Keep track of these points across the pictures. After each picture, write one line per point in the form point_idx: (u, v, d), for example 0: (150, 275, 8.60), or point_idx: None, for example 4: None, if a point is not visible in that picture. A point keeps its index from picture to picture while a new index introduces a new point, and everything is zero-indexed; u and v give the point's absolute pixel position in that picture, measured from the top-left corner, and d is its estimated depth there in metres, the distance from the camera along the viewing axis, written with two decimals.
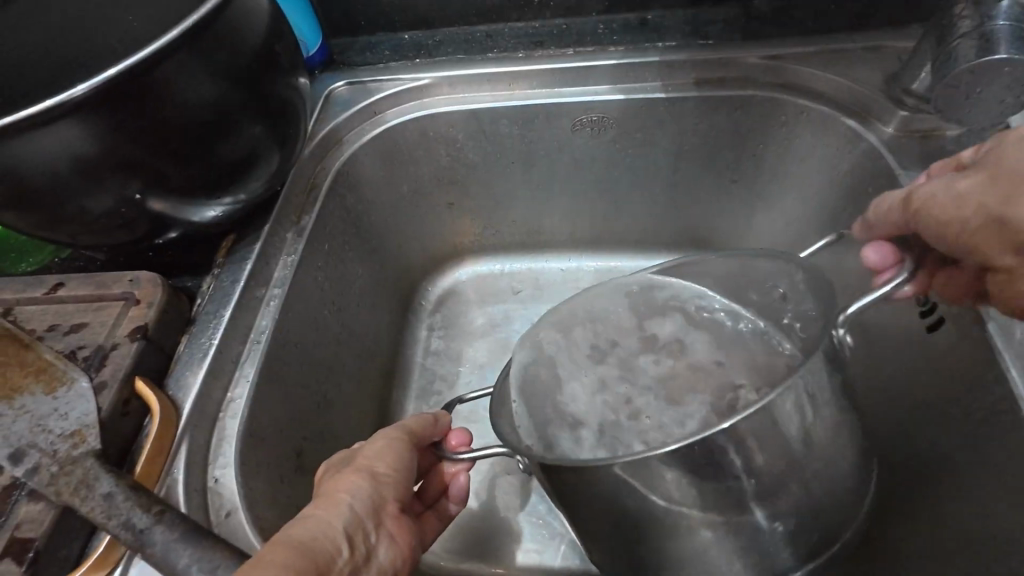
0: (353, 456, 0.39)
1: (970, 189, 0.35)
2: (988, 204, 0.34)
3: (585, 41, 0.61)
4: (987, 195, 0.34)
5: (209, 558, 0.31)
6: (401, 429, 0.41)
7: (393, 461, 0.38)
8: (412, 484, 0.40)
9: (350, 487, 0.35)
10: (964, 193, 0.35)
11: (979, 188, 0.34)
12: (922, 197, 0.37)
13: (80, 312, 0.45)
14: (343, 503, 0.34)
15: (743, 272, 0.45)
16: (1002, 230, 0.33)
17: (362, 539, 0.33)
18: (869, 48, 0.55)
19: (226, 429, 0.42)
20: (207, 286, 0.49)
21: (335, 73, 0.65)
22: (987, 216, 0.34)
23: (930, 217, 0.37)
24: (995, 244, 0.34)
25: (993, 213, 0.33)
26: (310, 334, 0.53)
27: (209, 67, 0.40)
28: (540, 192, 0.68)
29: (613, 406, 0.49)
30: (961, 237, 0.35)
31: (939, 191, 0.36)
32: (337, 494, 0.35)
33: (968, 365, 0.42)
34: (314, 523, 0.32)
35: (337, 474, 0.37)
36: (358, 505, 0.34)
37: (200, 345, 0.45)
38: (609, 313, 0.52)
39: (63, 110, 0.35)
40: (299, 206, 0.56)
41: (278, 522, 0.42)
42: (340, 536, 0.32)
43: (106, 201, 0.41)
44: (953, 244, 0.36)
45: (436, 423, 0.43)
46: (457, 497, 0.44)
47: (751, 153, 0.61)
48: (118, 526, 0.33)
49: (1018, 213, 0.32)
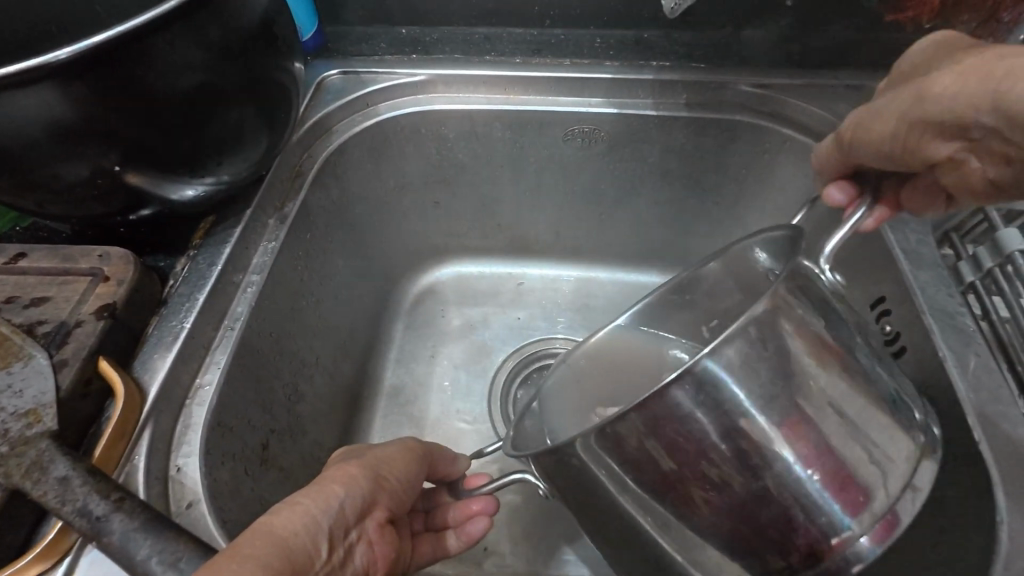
0: (365, 453, 0.39)
1: (887, 104, 0.37)
2: (905, 109, 0.36)
3: (581, 52, 0.62)
4: (901, 104, 0.36)
5: (171, 550, 0.30)
6: (419, 443, 0.43)
7: (397, 473, 0.39)
8: (406, 494, 0.39)
9: (346, 481, 0.35)
10: (883, 109, 0.38)
11: (895, 102, 0.37)
12: (851, 129, 0.40)
13: (42, 286, 0.43)
14: (336, 496, 0.34)
15: (739, 269, 0.48)
16: (926, 127, 0.35)
17: (341, 541, 0.32)
18: (852, 85, 0.57)
19: (193, 417, 0.41)
20: (182, 268, 0.48)
21: (329, 62, 0.63)
22: (908, 120, 0.36)
23: (862, 141, 0.39)
24: (929, 138, 0.36)
25: (911, 115, 0.36)
26: (285, 324, 0.52)
27: (201, 38, 0.39)
28: (527, 200, 0.68)
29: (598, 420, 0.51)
30: (897, 147, 0.37)
31: (864, 118, 0.39)
32: (333, 485, 0.34)
33: (929, 392, 0.44)
34: (302, 510, 0.31)
35: (341, 463, 0.37)
36: (348, 502, 0.34)
37: (171, 327, 0.43)
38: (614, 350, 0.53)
39: (45, 72, 0.34)
40: (284, 193, 0.55)
41: (237, 517, 0.41)
42: (324, 537, 0.31)
43: (81, 169, 0.39)
44: (893, 156, 0.38)
45: (456, 463, 0.46)
46: (465, 537, 0.45)
47: (733, 177, 0.63)
48: (73, 511, 0.31)
49: (930, 105, 0.34)
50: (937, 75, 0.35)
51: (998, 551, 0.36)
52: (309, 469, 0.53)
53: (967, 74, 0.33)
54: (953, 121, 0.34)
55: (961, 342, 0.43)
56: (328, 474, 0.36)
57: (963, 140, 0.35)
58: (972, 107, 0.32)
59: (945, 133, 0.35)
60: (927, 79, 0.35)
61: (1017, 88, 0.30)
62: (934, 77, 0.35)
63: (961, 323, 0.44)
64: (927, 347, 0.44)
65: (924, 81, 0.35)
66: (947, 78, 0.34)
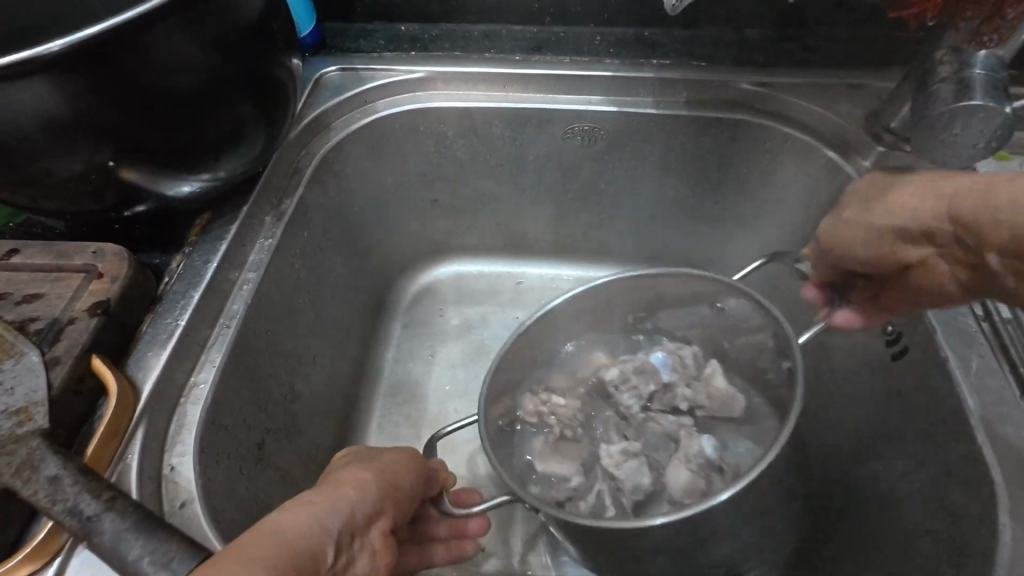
0: (372, 462, 0.39)
1: (853, 213, 0.39)
2: (871, 218, 0.38)
3: (581, 50, 0.62)
4: (868, 213, 0.38)
5: (162, 551, 0.29)
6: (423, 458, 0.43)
7: (403, 482, 0.39)
8: (408, 506, 0.39)
9: (356, 487, 0.35)
10: (850, 217, 0.39)
11: (861, 213, 0.39)
12: (825, 234, 0.41)
13: (34, 282, 0.42)
14: (347, 500, 0.34)
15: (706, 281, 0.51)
16: (894, 235, 0.37)
17: (345, 545, 0.31)
18: (853, 85, 0.57)
19: (187, 415, 0.41)
20: (177, 265, 0.47)
21: (328, 58, 0.63)
22: (875, 227, 0.37)
23: (837, 245, 0.40)
24: (896, 245, 0.37)
25: (877, 223, 0.37)
26: (282, 322, 0.51)
27: (197, 34, 0.39)
28: (526, 199, 0.68)
29: (551, 426, 0.54)
30: (869, 249, 0.38)
31: (834, 226, 0.41)
32: (343, 489, 0.34)
33: (930, 393, 0.44)
34: (311, 510, 0.31)
35: (348, 468, 0.37)
36: (357, 507, 0.34)
37: (165, 325, 0.43)
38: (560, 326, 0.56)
39: (38, 65, 0.33)
40: (281, 190, 0.54)
41: (231, 517, 0.41)
42: (329, 541, 0.30)
43: (74, 164, 0.38)
44: (867, 260, 0.39)
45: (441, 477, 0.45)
46: (451, 554, 0.47)
47: (733, 178, 0.62)
48: (64, 511, 0.31)
49: (893, 216, 0.36)
50: (896, 193, 0.37)
51: (1000, 552, 0.36)
52: (305, 469, 0.53)
53: (921, 191, 0.35)
54: (917, 228, 0.35)
55: (964, 342, 0.43)
56: (337, 477, 0.36)
57: (927, 246, 0.36)
58: (930, 215, 0.34)
59: (909, 239, 0.36)
60: (887, 196, 0.37)
61: (966, 201, 0.32)
62: (898, 192, 0.37)
63: (963, 323, 0.44)
64: (930, 348, 0.44)
65: (886, 195, 0.38)
66: (907, 192, 0.36)
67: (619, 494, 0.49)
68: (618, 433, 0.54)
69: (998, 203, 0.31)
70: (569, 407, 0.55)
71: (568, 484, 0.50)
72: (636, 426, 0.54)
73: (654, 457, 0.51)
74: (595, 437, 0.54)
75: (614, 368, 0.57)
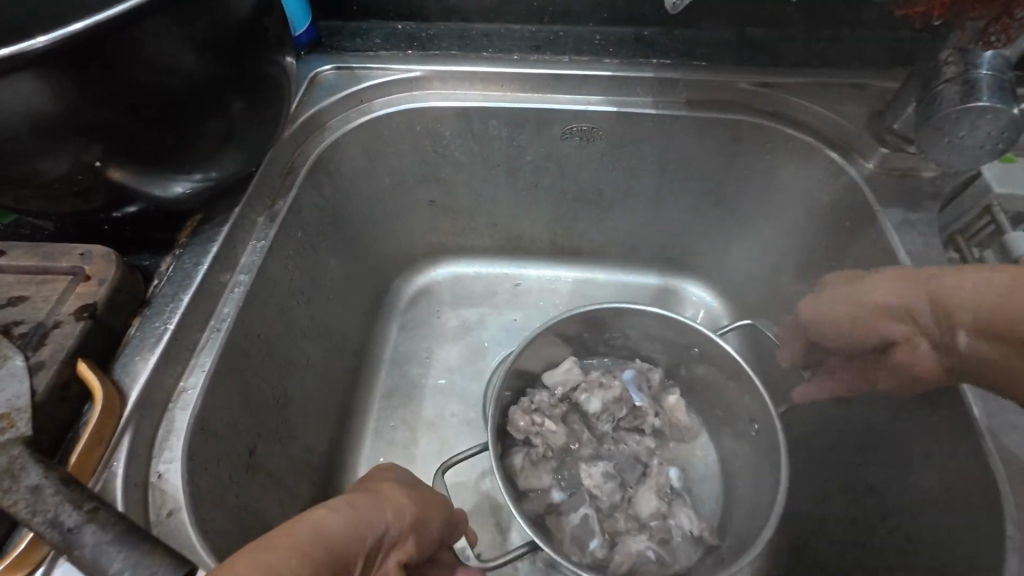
0: (417, 487, 0.41)
1: (841, 293, 0.46)
2: (858, 298, 0.44)
3: (580, 49, 0.60)
4: (858, 293, 0.44)
5: (145, 564, 0.29)
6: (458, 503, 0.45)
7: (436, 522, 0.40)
8: (432, 544, 0.40)
9: (395, 509, 0.37)
10: (839, 296, 0.46)
11: (849, 292, 0.45)
12: (811, 311, 0.48)
13: (19, 284, 0.41)
14: (384, 521, 0.35)
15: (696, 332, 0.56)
16: (881, 312, 0.43)
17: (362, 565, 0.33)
18: (856, 85, 0.56)
19: (176, 421, 0.40)
20: (167, 267, 0.46)
21: (323, 56, 0.62)
22: (863, 305, 0.43)
23: (823, 322, 0.47)
24: (882, 321, 0.43)
25: (866, 300, 0.43)
26: (275, 324, 0.50)
27: (188, 32, 0.38)
28: (524, 200, 0.67)
29: (538, 446, 0.58)
30: (855, 327, 0.44)
31: (821, 303, 0.47)
32: (385, 507, 0.36)
33: (932, 400, 0.43)
34: (347, 523, 0.33)
35: (394, 485, 0.39)
36: (390, 531, 0.35)
37: (154, 328, 0.42)
38: (544, 346, 0.60)
39: (22, 63, 0.32)
40: (274, 191, 0.53)
41: (220, 524, 0.40)
42: (349, 563, 0.32)
43: (60, 164, 0.37)
44: (854, 337, 0.45)
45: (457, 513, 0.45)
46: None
47: (734, 179, 0.61)
48: (44, 522, 0.30)
49: (878, 295, 0.43)
50: (878, 278, 0.44)
51: None
52: (298, 473, 0.52)
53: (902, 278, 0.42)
54: (901, 304, 0.41)
55: None
56: (382, 492, 0.38)
57: (908, 324, 0.41)
58: (913, 297, 0.41)
59: (893, 317, 0.42)
60: (871, 280, 0.44)
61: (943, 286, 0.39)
62: (882, 275, 0.44)
63: None
64: None
65: (873, 279, 0.44)
66: (890, 278, 0.43)
67: (597, 513, 0.56)
68: (590, 451, 0.60)
69: (966, 296, 0.38)
70: (559, 434, 0.59)
71: (550, 497, 0.57)
72: (608, 447, 0.60)
73: (623, 477, 0.58)
74: (572, 454, 0.60)
75: (596, 398, 0.60)
